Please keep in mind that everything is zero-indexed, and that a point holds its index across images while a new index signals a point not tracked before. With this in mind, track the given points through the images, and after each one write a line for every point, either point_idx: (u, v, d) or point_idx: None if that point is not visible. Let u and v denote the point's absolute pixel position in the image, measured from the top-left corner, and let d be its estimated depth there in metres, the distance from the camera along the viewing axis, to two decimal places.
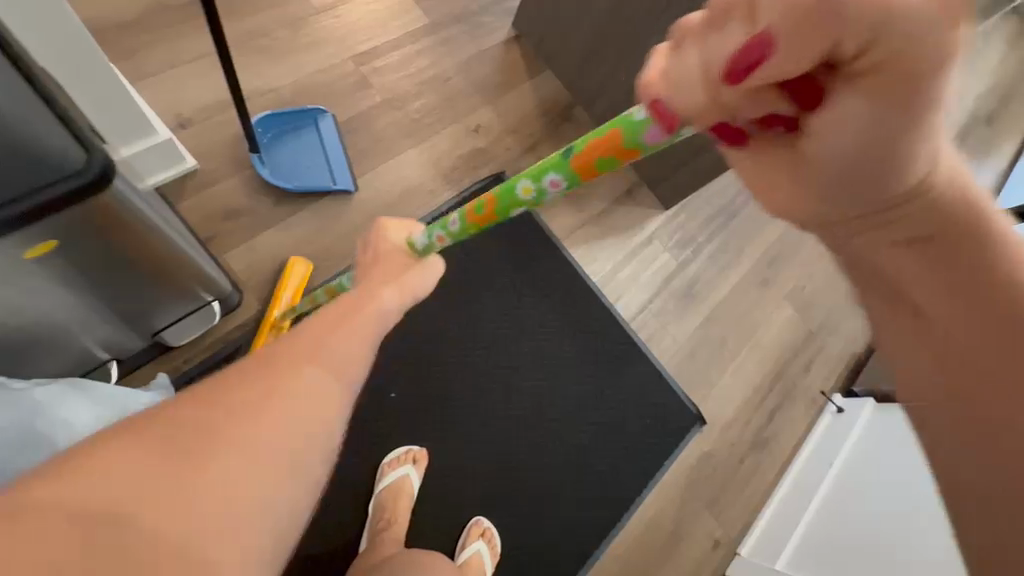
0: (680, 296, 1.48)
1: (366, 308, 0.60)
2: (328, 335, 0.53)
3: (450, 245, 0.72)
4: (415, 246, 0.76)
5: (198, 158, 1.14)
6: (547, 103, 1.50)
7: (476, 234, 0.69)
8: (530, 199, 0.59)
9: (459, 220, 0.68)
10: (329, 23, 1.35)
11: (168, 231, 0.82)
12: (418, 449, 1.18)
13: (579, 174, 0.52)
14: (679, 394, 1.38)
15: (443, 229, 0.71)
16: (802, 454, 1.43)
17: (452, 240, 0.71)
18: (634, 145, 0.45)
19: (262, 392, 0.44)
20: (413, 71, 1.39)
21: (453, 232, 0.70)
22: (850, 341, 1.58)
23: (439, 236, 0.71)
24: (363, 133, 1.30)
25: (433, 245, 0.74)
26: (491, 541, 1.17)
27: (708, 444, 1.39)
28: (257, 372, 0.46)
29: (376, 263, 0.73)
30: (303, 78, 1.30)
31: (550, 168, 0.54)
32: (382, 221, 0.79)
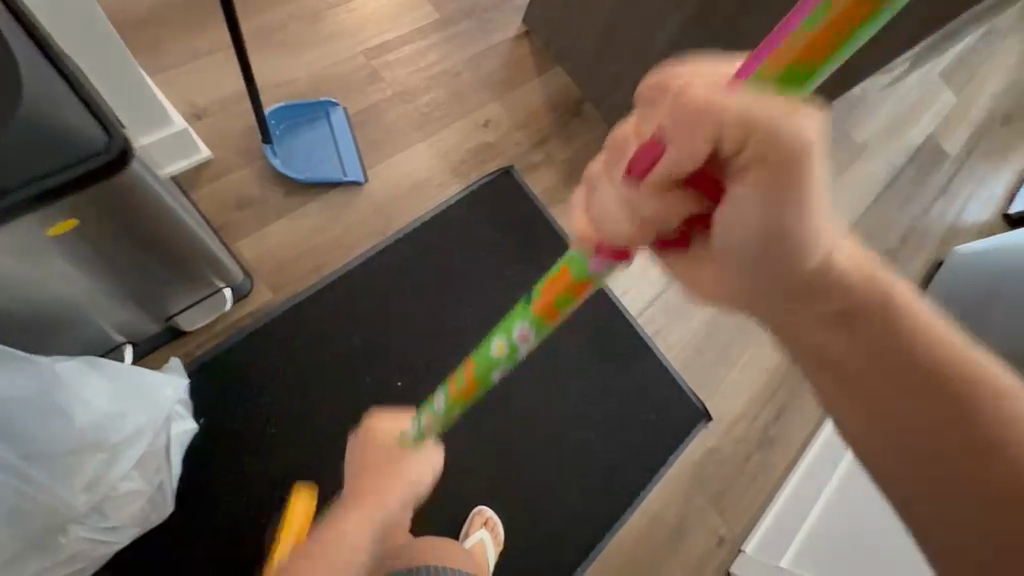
0: (687, 292, 1.48)
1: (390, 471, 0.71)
2: (337, 548, 0.68)
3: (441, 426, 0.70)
4: (408, 437, 0.73)
5: (212, 148, 1.17)
6: (556, 98, 1.51)
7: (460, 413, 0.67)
8: (505, 358, 0.57)
9: (443, 401, 0.67)
10: (341, 18, 1.37)
11: (185, 215, 0.84)
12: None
13: (667, 199, 0.42)
14: (685, 389, 1.38)
15: (431, 413, 0.69)
16: (808, 453, 1.42)
17: (442, 421, 0.69)
18: (806, 74, 0.31)
19: (335, 548, 0.68)
20: (424, 66, 1.41)
21: (438, 412, 0.68)
22: None
23: (429, 420, 0.70)
24: (373, 126, 1.31)
25: (426, 430, 0.71)
26: (494, 530, 1.18)
27: (714, 440, 1.38)
28: (339, 531, 0.69)
29: (370, 471, 0.72)
30: (315, 71, 1.32)
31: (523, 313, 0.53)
32: (376, 422, 0.77)
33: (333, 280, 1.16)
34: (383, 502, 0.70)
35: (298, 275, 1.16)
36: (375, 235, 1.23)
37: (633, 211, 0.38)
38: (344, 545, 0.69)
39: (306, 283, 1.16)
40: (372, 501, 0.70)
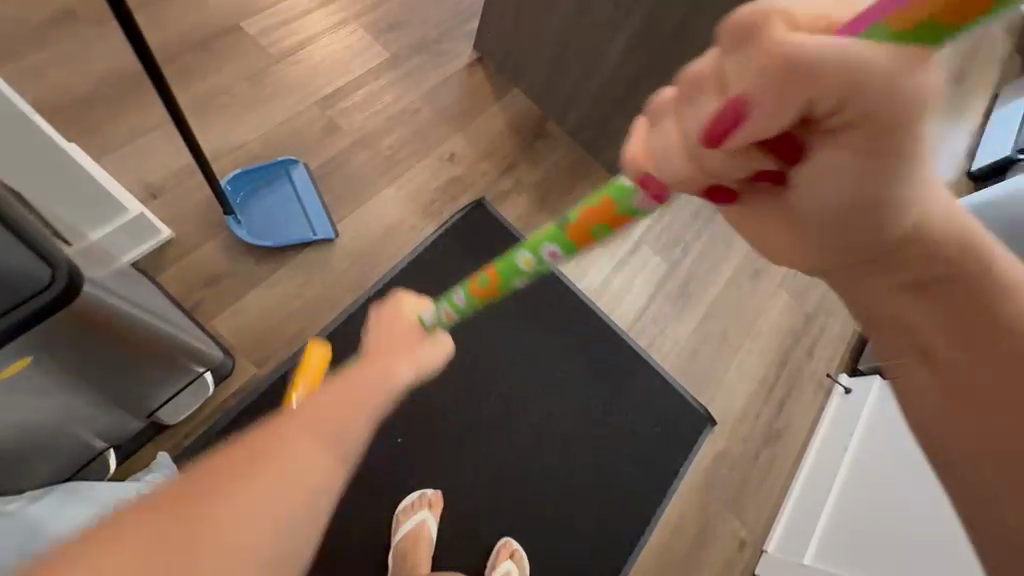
0: (676, 297, 1.48)
1: (349, 401, 0.49)
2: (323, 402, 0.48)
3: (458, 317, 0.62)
4: (429, 324, 0.62)
5: (174, 226, 1.12)
6: (520, 122, 1.50)
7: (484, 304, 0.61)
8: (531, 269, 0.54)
9: (466, 294, 0.61)
10: (288, 70, 1.34)
11: (142, 317, 0.80)
12: (432, 492, 1.16)
13: (577, 241, 0.48)
14: (687, 397, 1.37)
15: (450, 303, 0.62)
16: (817, 439, 1.43)
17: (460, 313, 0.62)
18: (626, 210, 0.44)
19: (263, 475, 0.42)
20: (381, 107, 1.38)
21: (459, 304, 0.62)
22: (849, 319, 1.61)
23: (447, 311, 0.62)
24: (337, 177, 1.28)
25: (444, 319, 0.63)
26: (521, 563, 1.16)
27: (722, 444, 1.38)
28: (240, 456, 0.43)
29: (379, 352, 0.56)
30: (267, 130, 1.27)
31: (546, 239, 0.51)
32: (391, 301, 0.62)
33: None
34: (349, 407, 0.48)
35: (279, 343, 1.12)
36: (354, 290, 1.20)
37: (790, 84, 0.29)
38: (264, 481, 0.42)
39: (288, 351, 1.12)
40: (290, 456, 0.44)
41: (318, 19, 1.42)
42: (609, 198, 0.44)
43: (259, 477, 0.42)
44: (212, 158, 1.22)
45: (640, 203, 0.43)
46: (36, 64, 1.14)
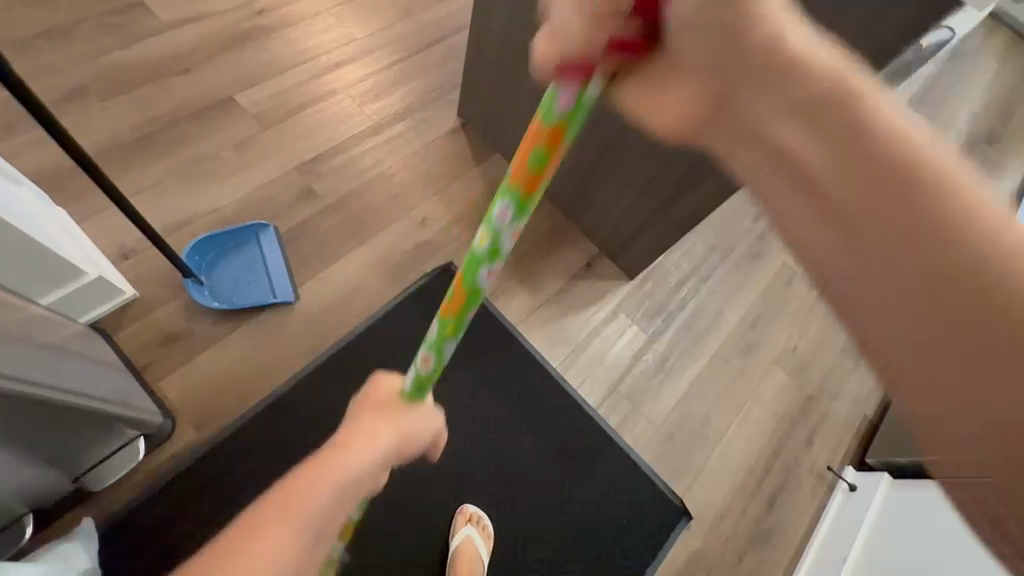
0: (654, 371, 1.39)
1: (326, 476, 0.60)
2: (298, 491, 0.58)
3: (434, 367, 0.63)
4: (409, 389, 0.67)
5: (140, 286, 1.16)
6: (498, 185, 1.49)
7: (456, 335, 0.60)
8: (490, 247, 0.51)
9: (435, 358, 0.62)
10: (274, 137, 1.41)
11: (53, 395, 0.82)
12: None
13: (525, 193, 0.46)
14: (659, 484, 1.25)
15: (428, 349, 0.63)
16: (814, 544, 1.27)
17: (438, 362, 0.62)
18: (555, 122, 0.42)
19: (239, 574, 0.51)
20: (358, 172, 1.42)
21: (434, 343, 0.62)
22: (857, 403, 1.46)
23: (424, 359, 0.63)
24: (307, 240, 1.31)
25: (422, 375, 0.64)
26: (481, 526, 1.12)
27: (699, 542, 1.24)
28: (229, 550, 0.53)
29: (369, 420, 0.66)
30: (245, 195, 1.33)
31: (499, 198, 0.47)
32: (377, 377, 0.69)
33: (260, 409, 1.11)
34: (322, 499, 0.59)
35: (224, 406, 1.12)
36: (308, 353, 1.19)
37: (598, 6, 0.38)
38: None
39: (231, 415, 1.11)
40: (265, 549, 0.53)
41: (310, 90, 1.50)
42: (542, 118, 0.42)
43: (244, 561, 0.52)
44: (190, 221, 1.27)
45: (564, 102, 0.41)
46: (42, 133, 1.25)
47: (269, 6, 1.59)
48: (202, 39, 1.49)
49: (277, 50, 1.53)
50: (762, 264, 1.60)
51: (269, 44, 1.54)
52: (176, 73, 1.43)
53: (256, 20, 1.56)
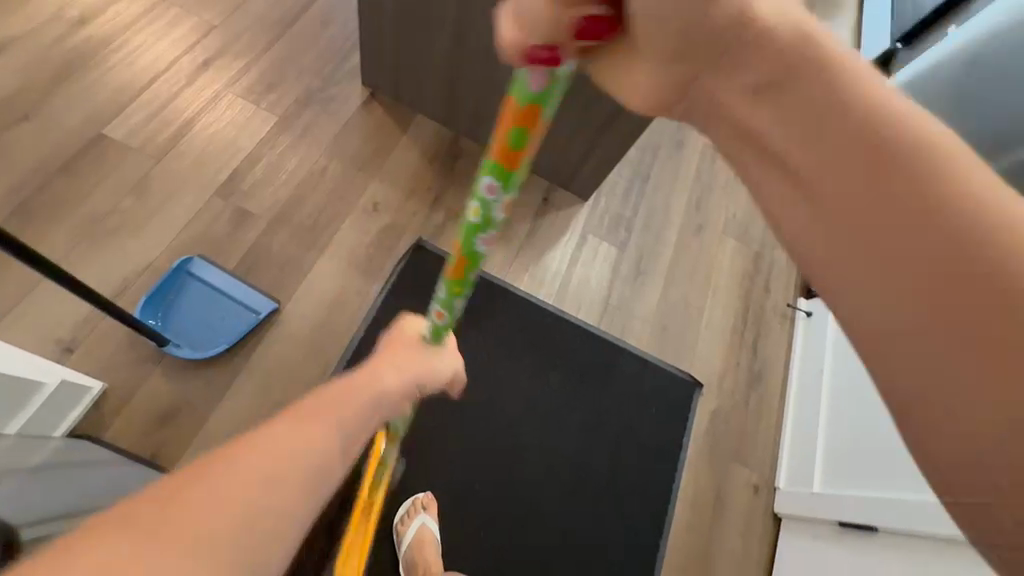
0: (633, 276, 1.50)
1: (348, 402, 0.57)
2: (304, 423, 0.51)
3: (449, 317, 0.70)
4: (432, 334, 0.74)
5: (104, 376, 1.03)
6: (433, 148, 1.44)
7: (464, 294, 0.67)
8: (481, 218, 0.56)
9: (443, 286, 0.67)
10: (174, 166, 1.23)
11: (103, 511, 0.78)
12: (424, 495, 1.13)
13: (506, 166, 0.49)
14: (667, 367, 1.41)
15: (440, 304, 0.69)
16: (793, 367, 1.51)
17: (450, 312, 0.70)
18: (530, 100, 0.44)
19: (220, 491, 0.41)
20: (286, 176, 1.30)
21: (444, 302, 0.68)
22: (792, 244, 1.70)
23: (438, 313, 0.70)
24: (264, 268, 1.21)
25: (437, 324, 0.72)
26: None
27: (713, 402, 1.43)
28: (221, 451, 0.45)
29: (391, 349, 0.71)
30: (172, 239, 1.17)
31: (483, 173, 0.51)
32: (407, 315, 0.78)
33: None
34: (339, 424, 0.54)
35: None
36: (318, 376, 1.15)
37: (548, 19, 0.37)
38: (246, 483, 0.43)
39: None
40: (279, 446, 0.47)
41: (188, 100, 1.30)
42: (512, 95, 0.44)
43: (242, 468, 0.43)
44: (122, 288, 1.11)
45: (534, 85, 0.42)
46: None
47: (91, 12, 1.32)
48: (26, 73, 1.22)
49: (128, 63, 1.29)
50: (688, 149, 1.73)
51: (114, 58, 1.29)
52: (15, 125, 1.18)
53: (82, 32, 1.29)
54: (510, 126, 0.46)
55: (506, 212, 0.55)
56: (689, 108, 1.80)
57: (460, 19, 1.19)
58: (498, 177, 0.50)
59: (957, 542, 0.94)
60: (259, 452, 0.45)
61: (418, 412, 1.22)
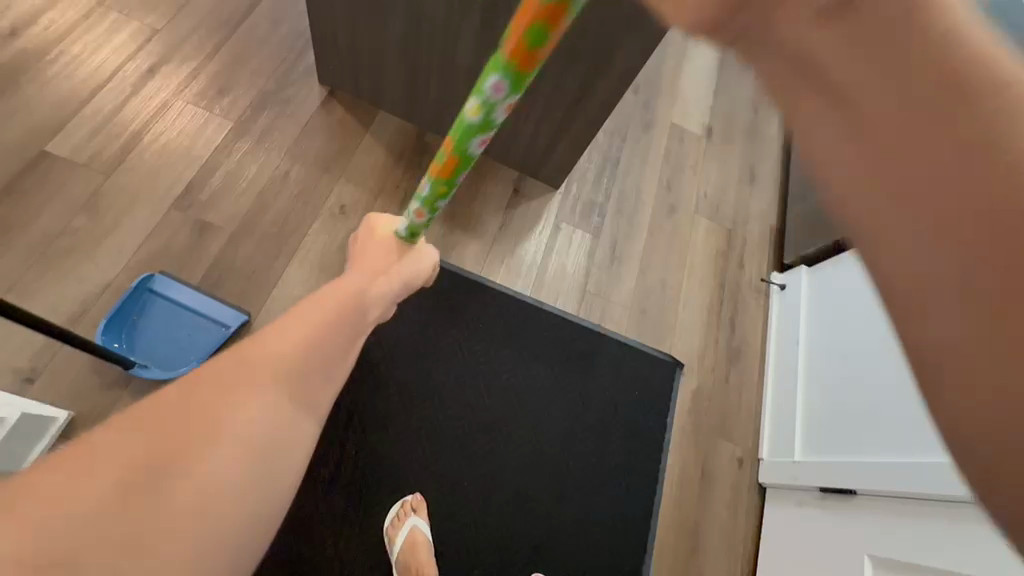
0: (609, 262, 1.50)
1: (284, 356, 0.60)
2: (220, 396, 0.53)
3: (430, 216, 0.78)
4: (415, 229, 0.82)
5: (69, 404, 1.00)
6: (399, 145, 1.41)
7: (451, 192, 0.73)
8: (482, 118, 0.59)
9: (429, 183, 0.72)
10: (127, 179, 1.18)
11: None
12: (413, 498, 1.12)
13: (521, 67, 0.51)
14: (647, 350, 1.42)
15: (420, 202, 0.77)
16: (771, 340, 1.54)
17: (432, 211, 0.77)
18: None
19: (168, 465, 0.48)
20: (248, 182, 1.26)
21: (427, 197, 0.74)
22: (763, 220, 1.72)
23: (419, 211, 0.77)
24: (230, 280, 1.17)
25: (417, 222, 0.80)
26: None
27: (695, 381, 1.45)
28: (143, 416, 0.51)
29: (360, 251, 0.83)
30: (130, 256, 1.13)
31: (491, 71, 0.53)
32: (374, 216, 0.87)
33: None
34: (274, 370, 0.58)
35: None
36: None
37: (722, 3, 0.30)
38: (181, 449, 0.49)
39: None
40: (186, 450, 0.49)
41: (136, 109, 1.25)
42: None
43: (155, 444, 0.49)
44: (79, 311, 1.07)
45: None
46: None
47: (23, 21, 1.25)
48: None
49: (67, 73, 1.23)
50: (656, 130, 1.74)
51: (52, 69, 1.22)
52: None
53: (16, 44, 1.22)
54: (530, 20, 0.46)
55: (507, 112, 0.58)
56: (655, 89, 1.81)
57: (415, 11, 1.16)
58: (512, 80, 0.53)
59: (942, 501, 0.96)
60: (178, 438, 0.49)
61: (404, 415, 1.21)
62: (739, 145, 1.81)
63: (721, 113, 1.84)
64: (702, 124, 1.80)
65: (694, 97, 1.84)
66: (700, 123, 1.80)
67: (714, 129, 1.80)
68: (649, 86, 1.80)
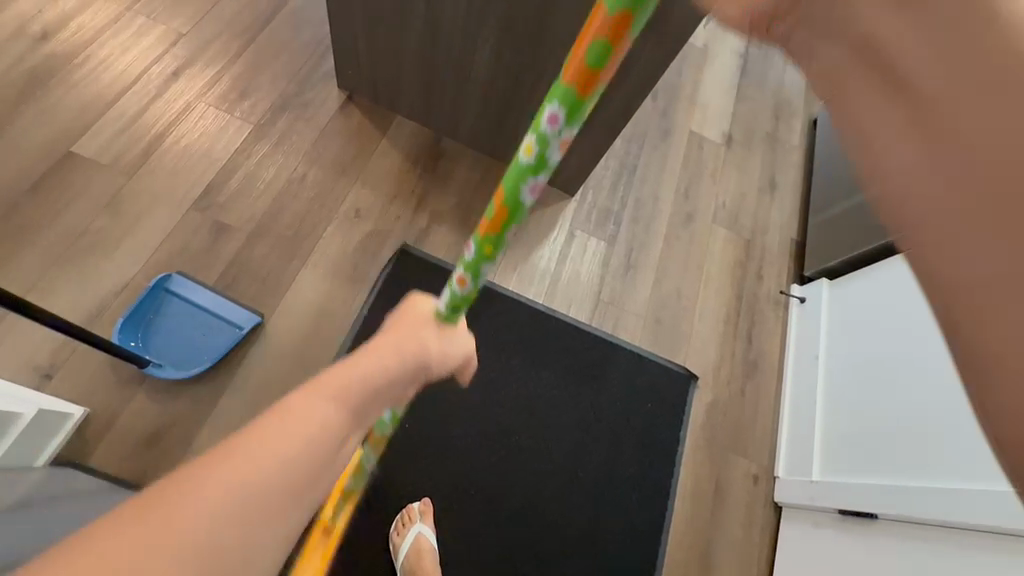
0: (623, 270, 1.48)
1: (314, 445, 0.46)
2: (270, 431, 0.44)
3: (472, 286, 0.66)
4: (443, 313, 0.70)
5: (85, 400, 1.01)
6: (415, 149, 1.42)
7: (495, 254, 0.64)
8: (533, 158, 0.53)
9: (472, 248, 0.64)
10: (148, 180, 1.20)
11: None
12: (420, 504, 1.11)
13: (578, 95, 0.48)
14: (660, 361, 1.39)
15: (463, 269, 0.65)
16: (789, 353, 1.50)
17: (475, 280, 0.65)
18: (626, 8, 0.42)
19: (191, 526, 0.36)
20: (265, 184, 1.27)
21: (470, 262, 0.64)
22: (784, 231, 1.68)
23: (459, 279, 0.66)
24: (245, 280, 1.18)
25: (457, 296, 0.67)
26: None
27: (709, 394, 1.42)
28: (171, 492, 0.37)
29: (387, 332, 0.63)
30: (148, 256, 1.15)
31: (548, 102, 0.49)
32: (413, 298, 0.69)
33: None
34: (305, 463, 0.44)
35: None
36: None
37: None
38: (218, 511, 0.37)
39: None
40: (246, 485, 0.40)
41: (159, 111, 1.27)
42: (602, 7, 0.43)
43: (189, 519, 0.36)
44: (97, 309, 1.08)
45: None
46: None
47: (53, 25, 1.28)
48: None
49: (94, 76, 1.26)
50: (674, 138, 1.71)
51: (79, 72, 1.25)
52: None
53: (45, 48, 1.26)
54: (595, 37, 0.44)
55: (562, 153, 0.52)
56: (674, 96, 1.79)
57: (433, 17, 1.16)
58: (567, 107, 0.48)
59: (970, 531, 0.91)
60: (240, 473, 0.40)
61: (411, 420, 1.20)
62: (759, 154, 1.78)
63: (741, 121, 1.81)
64: (721, 132, 1.77)
65: (713, 105, 1.81)
66: (719, 131, 1.77)
67: (733, 137, 1.77)
68: (667, 93, 1.79)
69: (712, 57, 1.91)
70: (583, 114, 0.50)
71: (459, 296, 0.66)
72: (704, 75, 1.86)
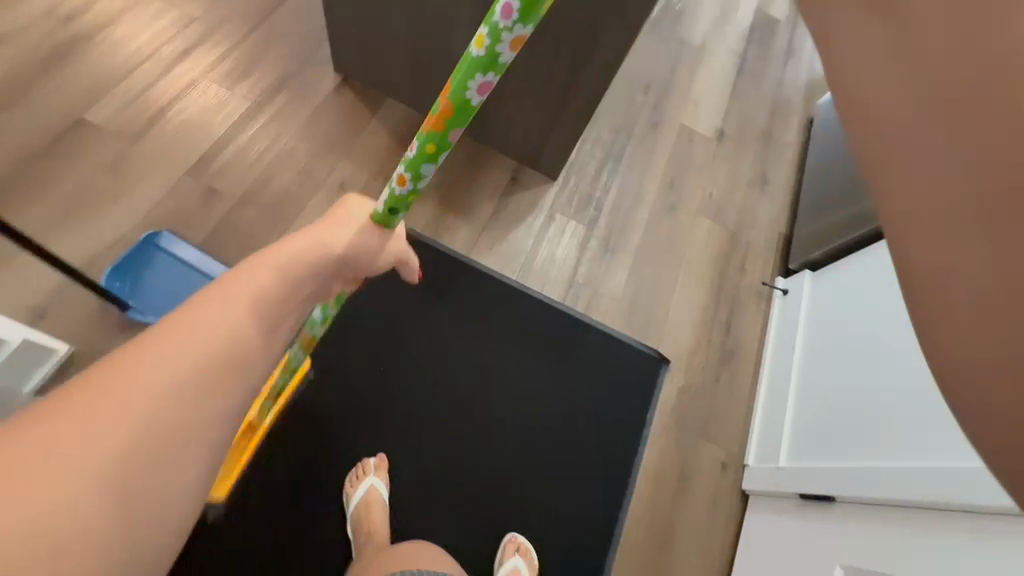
0: (601, 253, 1.50)
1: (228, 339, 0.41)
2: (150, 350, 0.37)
3: (412, 187, 0.60)
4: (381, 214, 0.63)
5: (74, 339, 1.09)
6: (403, 130, 1.48)
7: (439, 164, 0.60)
8: (485, 51, 0.50)
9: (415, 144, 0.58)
10: (150, 147, 1.30)
11: None
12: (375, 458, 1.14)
13: (530, 13, 0.46)
14: (632, 343, 1.40)
15: (403, 166, 0.60)
16: (769, 344, 1.48)
17: (416, 181, 0.60)
18: None
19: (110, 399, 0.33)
20: (258, 155, 1.35)
21: (411, 161, 0.60)
22: (771, 225, 1.67)
23: (399, 177, 0.60)
24: (230, 242, 1.25)
25: (396, 194, 0.60)
26: (528, 555, 1.12)
27: (681, 379, 1.41)
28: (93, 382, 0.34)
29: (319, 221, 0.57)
30: (143, 214, 1.23)
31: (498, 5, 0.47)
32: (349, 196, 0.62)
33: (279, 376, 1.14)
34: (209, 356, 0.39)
35: None
36: None
37: None
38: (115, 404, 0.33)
39: None
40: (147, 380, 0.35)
41: (167, 86, 1.37)
42: None
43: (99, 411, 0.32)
44: (93, 259, 1.17)
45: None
46: None
47: (79, 7, 1.41)
48: (13, 67, 1.31)
49: (112, 53, 1.37)
50: (664, 130, 1.73)
51: (98, 49, 1.37)
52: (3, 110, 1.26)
53: (71, 26, 1.38)
54: None
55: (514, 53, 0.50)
56: (666, 90, 1.81)
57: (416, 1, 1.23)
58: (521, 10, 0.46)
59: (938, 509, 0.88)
60: (116, 376, 0.35)
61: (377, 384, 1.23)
62: (751, 149, 1.78)
63: (735, 117, 1.82)
64: (713, 126, 1.78)
65: (707, 100, 1.83)
66: (711, 125, 1.78)
67: (725, 132, 1.78)
68: (660, 87, 1.81)
69: (709, 54, 1.93)
70: (540, 12, 0.47)
71: (396, 195, 0.60)
72: (700, 71, 1.88)
